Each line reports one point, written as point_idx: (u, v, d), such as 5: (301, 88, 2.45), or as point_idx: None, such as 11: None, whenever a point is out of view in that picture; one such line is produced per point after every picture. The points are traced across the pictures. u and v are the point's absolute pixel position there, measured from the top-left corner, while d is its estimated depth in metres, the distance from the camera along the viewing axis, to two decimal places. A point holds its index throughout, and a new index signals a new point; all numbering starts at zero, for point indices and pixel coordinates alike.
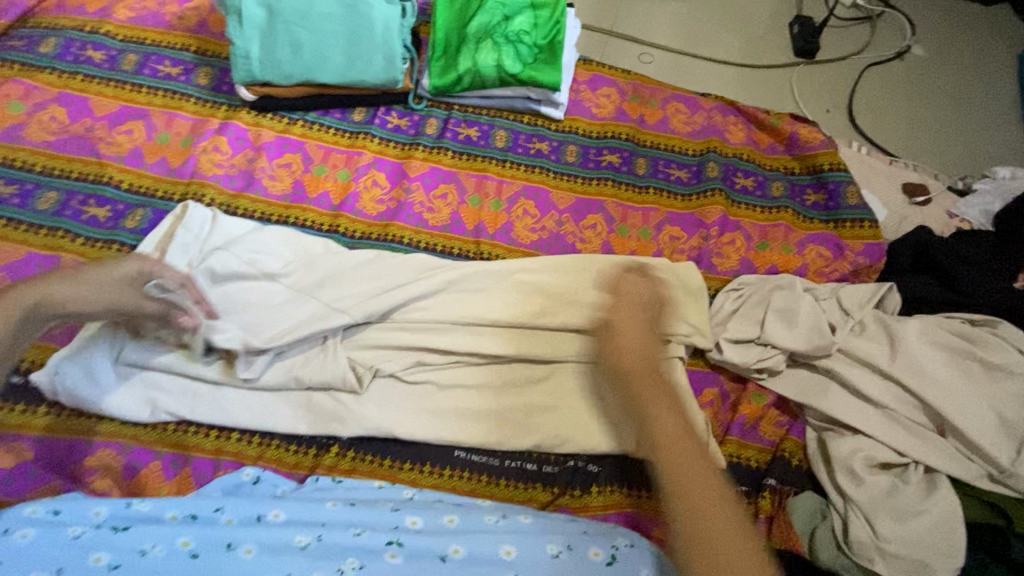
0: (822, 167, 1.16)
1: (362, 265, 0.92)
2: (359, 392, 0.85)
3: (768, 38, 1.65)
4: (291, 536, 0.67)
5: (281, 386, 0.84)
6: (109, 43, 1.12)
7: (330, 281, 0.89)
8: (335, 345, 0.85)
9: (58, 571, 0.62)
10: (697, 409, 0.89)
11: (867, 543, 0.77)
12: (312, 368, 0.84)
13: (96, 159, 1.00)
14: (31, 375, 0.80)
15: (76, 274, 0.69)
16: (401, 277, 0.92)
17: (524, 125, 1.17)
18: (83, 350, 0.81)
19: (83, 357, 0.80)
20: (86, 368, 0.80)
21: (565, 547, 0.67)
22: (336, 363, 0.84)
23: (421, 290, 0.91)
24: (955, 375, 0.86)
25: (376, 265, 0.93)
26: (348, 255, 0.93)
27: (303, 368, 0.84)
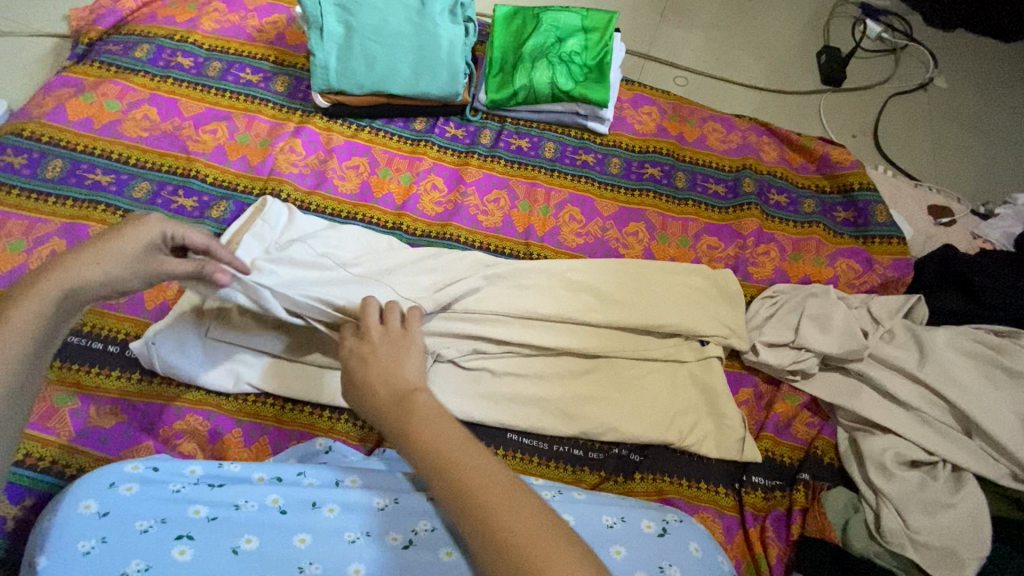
0: (852, 186, 1.23)
1: (424, 259, 1.00)
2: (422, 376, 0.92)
3: (797, 66, 1.74)
4: (369, 498, 0.72)
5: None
6: (196, 51, 1.23)
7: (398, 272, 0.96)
8: None
9: (163, 521, 0.67)
10: (733, 409, 0.95)
11: (899, 531, 0.82)
12: None
13: (185, 154, 1.10)
14: (130, 344, 0.88)
15: (97, 252, 0.63)
16: (461, 271, 1.00)
17: (571, 138, 1.25)
18: (177, 323, 0.88)
19: (178, 330, 0.88)
20: (180, 340, 0.87)
21: (619, 518, 0.72)
22: None
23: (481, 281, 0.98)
24: (981, 380, 0.92)
25: (438, 260, 1.00)
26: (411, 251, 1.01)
27: None
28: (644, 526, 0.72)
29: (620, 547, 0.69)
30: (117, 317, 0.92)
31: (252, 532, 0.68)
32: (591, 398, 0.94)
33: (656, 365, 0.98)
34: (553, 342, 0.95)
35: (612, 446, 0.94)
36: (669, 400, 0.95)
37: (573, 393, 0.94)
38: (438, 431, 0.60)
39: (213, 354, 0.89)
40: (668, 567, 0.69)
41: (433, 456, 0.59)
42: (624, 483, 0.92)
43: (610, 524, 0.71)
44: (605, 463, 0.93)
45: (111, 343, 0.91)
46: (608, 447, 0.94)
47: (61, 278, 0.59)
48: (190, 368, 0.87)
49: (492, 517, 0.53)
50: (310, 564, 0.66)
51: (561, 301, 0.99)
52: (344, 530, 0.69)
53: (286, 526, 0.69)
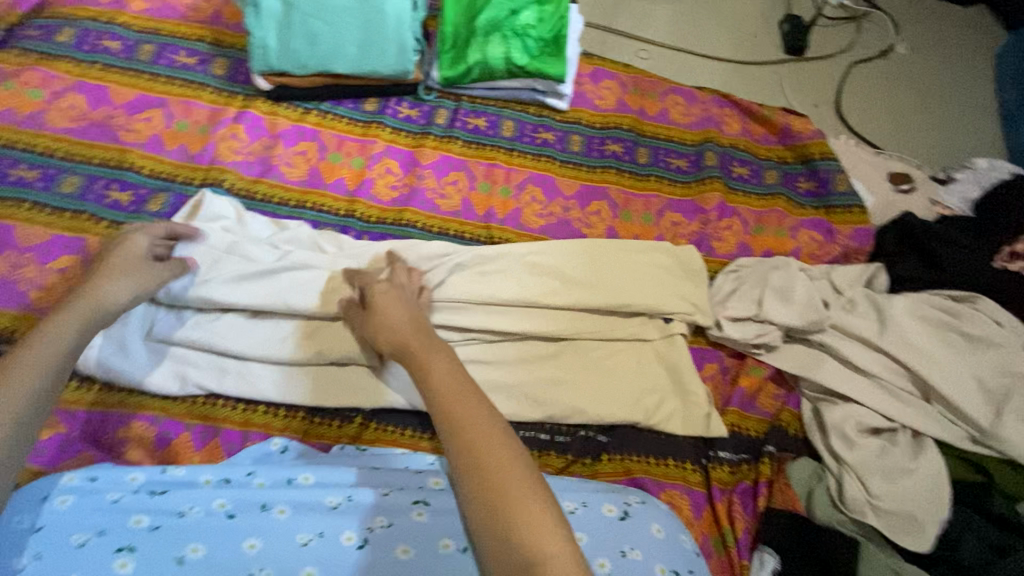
0: (813, 156, 1.22)
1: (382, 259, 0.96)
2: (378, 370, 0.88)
3: (760, 36, 1.72)
4: (322, 497, 0.70)
5: (305, 361, 0.87)
6: (125, 34, 1.15)
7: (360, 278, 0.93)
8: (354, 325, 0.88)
9: (101, 533, 0.62)
10: (696, 383, 0.94)
11: (861, 499, 0.83)
12: (333, 343, 0.87)
13: (117, 145, 1.03)
14: None
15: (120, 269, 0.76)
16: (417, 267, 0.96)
17: (530, 116, 1.21)
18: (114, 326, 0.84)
19: (116, 332, 0.84)
20: (119, 342, 0.83)
21: (581, 503, 0.72)
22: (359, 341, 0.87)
23: (442, 276, 0.94)
24: (939, 346, 0.92)
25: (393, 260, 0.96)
26: (366, 249, 0.96)
27: (326, 343, 0.87)
28: (605, 510, 0.72)
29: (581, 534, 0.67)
30: None
31: (199, 540, 0.63)
32: (555, 382, 0.92)
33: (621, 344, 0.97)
34: (515, 328, 0.93)
35: (578, 429, 0.93)
36: (634, 378, 0.94)
37: (537, 378, 0.92)
38: (443, 365, 0.61)
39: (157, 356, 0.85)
40: (630, 551, 0.67)
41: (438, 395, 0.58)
42: (592, 465, 0.90)
43: (571, 510, 0.71)
44: (571, 445, 0.92)
45: None
46: (574, 429, 0.93)
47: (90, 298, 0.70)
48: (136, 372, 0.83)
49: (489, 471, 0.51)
50: (260, 570, 0.61)
51: (522, 285, 0.96)
52: (295, 532, 0.65)
53: (234, 530, 0.64)
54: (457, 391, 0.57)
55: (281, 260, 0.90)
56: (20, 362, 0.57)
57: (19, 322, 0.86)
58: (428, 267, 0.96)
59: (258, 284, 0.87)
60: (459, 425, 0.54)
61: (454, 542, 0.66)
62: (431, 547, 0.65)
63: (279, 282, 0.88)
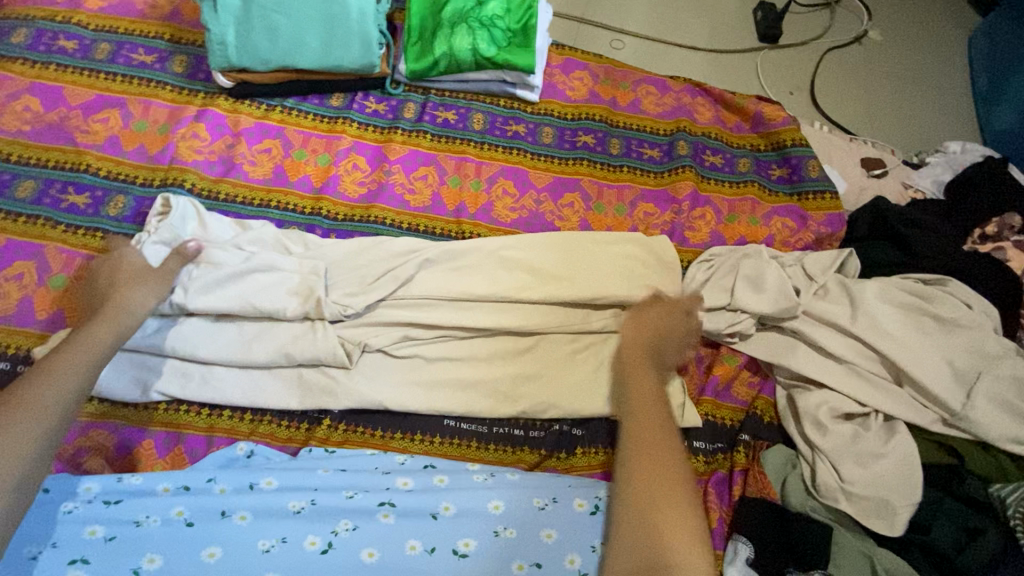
0: (785, 143, 1.21)
1: (351, 255, 0.94)
2: (349, 367, 0.87)
3: (734, 24, 1.71)
4: (284, 501, 0.69)
5: (272, 364, 0.85)
6: (81, 33, 1.11)
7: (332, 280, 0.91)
8: (325, 325, 0.86)
9: (53, 547, 0.63)
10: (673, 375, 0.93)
11: (833, 485, 0.83)
12: (302, 345, 0.85)
13: (73, 147, 1.01)
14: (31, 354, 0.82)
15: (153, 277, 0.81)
16: (386, 262, 0.94)
17: (500, 108, 1.19)
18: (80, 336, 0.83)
19: None
20: None
21: (552, 499, 0.73)
22: (327, 339, 0.85)
23: (412, 270, 0.92)
24: (910, 330, 0.92)
25: (362, 257, 0.94)
26: (337, 248, 0.95)
27: (294, 345, 0.85)
28: (577, 505, 0.72)
29: (550, 530, 0.70)
30: (6, 331, 0.85)
31: (156, 551, 0.64)
32: (529, 377, 0.90)
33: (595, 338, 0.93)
34: (489, 323, 0.91)
35: (552, 423, 0.91)
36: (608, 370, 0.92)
37: (512, 373, 0.90)
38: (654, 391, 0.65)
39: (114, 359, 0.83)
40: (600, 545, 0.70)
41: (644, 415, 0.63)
42: (567, 460, 0.89)
43: (541, 506, 0.72)
44: (544, 440, 0.90)
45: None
46: (548, 424, 0.91)
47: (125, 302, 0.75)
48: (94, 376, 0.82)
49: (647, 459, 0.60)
50: None
51: (492, 280, 0.95)
52: (256, 538, 0.65)
53: (192, 540, 0.65)
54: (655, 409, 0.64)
55: (246, 262, 0.87)
56: (49, 379, 0.62)
57: None
58: (397, 261, 0.94)
59: (223, 288, 0.85)
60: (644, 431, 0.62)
61: (421, 544, 0.67)
62: (395, 549, 0.67)
63: (245, 284, 0.85)
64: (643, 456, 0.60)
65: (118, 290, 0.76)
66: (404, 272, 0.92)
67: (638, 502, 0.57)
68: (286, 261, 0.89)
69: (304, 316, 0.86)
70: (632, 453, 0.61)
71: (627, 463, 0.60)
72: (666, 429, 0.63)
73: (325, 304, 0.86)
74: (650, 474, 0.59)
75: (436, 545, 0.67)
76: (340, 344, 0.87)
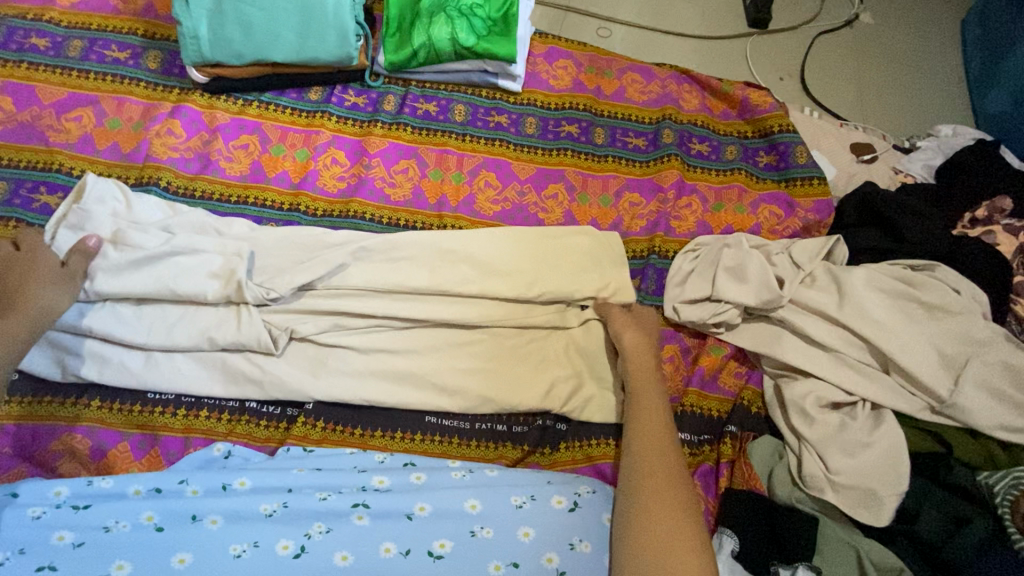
0: (772, 129, 1.19)
1: (291, 242, 0.93)
2: (276, 353, 0.85)
3: (724, 9, 1.69)
4: (256, 505, 0.69)
5: (195, 348, 0.84)
6: (53, 30, 1.09)
7: (267, 269, 0.90)
8: (250, 309, 0.85)
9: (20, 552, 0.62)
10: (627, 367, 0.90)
11: (818, 476, 0.82)
12: (226, 329, 0.84)
13: (45, 146, 0.99)
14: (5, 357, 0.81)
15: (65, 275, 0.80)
16: (320, 251, 0.92)
17: (482, 99, 1.17)
18: (55, 342, 0.83)
19: (52, 347, 0.83)
20: (58, 360, 0.82)
21: (529, 497, 0.73)
22: (252, 324, 0.84)
23: (345, 260, 0.90)
24: (898, 317, 0.90)
25: (304, 248, 0.93)
26: (271, 233, 0.93)
27: (218, 329, 0.84)
28: (555, 502, 0.72)
29: (528, 529, 0.69)
30: None
31: (124, 557, 0.63)
32: (511, 372, 0.89)
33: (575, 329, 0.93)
34: (468, 318, 0.90)
35: (535, 417, 0.89)
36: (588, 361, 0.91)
37: (493, 368, 0.89)
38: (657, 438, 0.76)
39: (89, 357, 0.82)
40: (579, 542, 0.69)
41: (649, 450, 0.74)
42: (551, 455, 0.88)
43: (519, 505, 0.72)
44: (528, 435, 0.89)
45: None
46: (532, 418, 0.90)
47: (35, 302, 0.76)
48: (67, 370, 0.82)
49: (654, 492, 0.70)
50: None
51: (473, 274, 0.93)
52: (227, 543, 0.65)
53: (163, 546, 0.64)
54: (661, 450, 0.74)
55: (166, 244, 0.85)
56: None
57: None
58: (331, 250, 0.92)
59: (144, 271, 0.84)
60: (653, 468, 0.72)
61: (396, 546, 0.66)
62: (369, 551, 0.66)
63: (165, 267, 0.84)
64: (657, 487, 0.70)
65: (24, 285, 0.77)
66: (335, 261, 0.89)
67: (650, 528, 0.66)
68: (207, 243, 0.87)
69: (226, 300, 0.85)
70: (646, 483, 0.70)
71: (640, 491, 0.70)
72: (674, 460, 0.73)
73: (246, 288, 0.84)
74: (659, 507, 0.68)
75: (412, 547, 0.66)
76: (266, 330, 0.85)
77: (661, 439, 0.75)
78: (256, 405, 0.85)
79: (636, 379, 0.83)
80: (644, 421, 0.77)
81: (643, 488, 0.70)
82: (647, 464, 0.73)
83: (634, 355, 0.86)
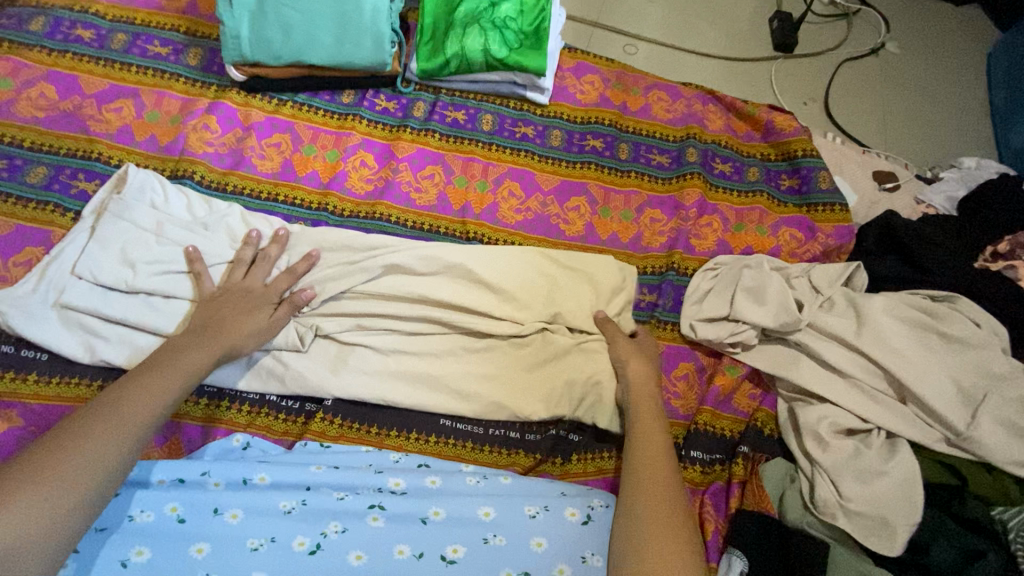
0: (796, 153, 1.20)
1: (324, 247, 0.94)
2: (302, 350, 0.87)
3: (750, 32, 1.70)
4: (275, 501, 0.71)
5: None
6: (98, 23, 1.13)
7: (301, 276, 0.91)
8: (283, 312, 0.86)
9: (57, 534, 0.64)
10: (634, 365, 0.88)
11: (832, 500, 0.81)
12: None
13: (86, 135, 1.02)
14: (31, 334, 0.82)
15: (242, 309, 0.83)
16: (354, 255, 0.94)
17: (510, 110, 1.19)
18: (87, 324, 0.85)
19: (85, 331, 0.85)
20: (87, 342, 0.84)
21: (543, 507, 0.74)
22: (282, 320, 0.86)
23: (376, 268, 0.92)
24: (917, 347, 0.90)
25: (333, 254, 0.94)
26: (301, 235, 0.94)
27: None
28: (568, 514, 0.74)
29: (540, 539, 0.71)
30: None
31: (143, 543, 0.65)
32: (527, 381, 0.89)
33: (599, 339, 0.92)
34: (487, 325, 0.91)
35: (548, 427, 0.90)
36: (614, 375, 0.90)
37: (510, 378, 0.89)
38: (650, 431, 0.79)
39: (117, 342, 0.84)
40: (591, 556, 0.70)
41: (641, 444, 0.77)
42: (563, 465, 0.89)
43: (532, 515, 0.73)
44: (541, 444, 0.90)
45: None
46: (545, 427, 0.91)
47: (226, 337, 0.79)
48: (95, 351, 0.83)
49: (641, 479, 0.73)
50: None
51: (494, 279, 0.93)
52: (245, 536, 0.67)
53: (182, 535, 0.66)
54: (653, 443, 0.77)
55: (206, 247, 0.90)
56: (139, 391, 0.68)
57: None
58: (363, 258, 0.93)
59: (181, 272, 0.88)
60: (641, 457, 0.76)
61: (409, 548, 0.68)
62: (382, 552, 0.67)
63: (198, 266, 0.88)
64: (648, 481, 0.72)
65: (228, 323, 0.81)
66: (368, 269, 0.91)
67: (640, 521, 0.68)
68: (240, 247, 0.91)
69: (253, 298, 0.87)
70: (636, 477, 0.73)
71: (632, 484, 0.73)
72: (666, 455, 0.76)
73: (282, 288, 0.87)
74: (648, 493, 0.71)
75: (425, 550, 0.68)
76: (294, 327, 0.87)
77: (655, 434, 0.79)
78: (276, 398, 0.87)
79: (636, 398, 0.84)
80: (642, 422, 0.80)
81: (634, 475, 0.74)
82: (641, 460, 0.75)
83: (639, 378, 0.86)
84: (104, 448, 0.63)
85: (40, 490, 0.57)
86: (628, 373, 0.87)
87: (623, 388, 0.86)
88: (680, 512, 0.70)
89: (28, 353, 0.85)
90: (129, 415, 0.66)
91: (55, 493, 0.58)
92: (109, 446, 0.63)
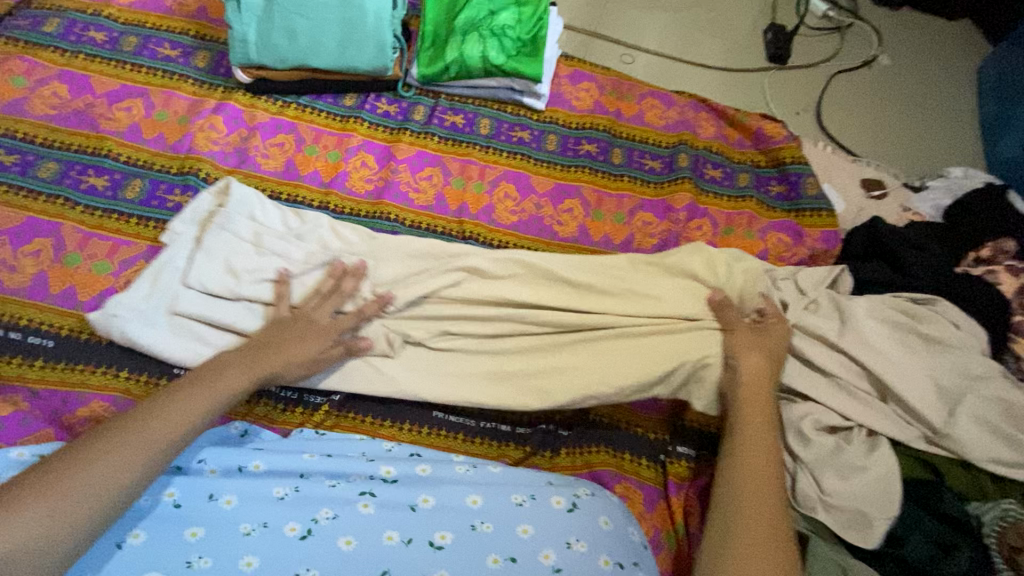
0: (785, 160, 1.23)
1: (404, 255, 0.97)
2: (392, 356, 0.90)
3: (744, 44, 1.74)
4: (270, 488, 0.73)
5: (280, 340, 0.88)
6: (111, 25, 1.17)
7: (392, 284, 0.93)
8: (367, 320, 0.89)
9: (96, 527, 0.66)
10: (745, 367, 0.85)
11: (812, 496, 0.84)
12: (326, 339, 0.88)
13: (96, 133, 1.06)
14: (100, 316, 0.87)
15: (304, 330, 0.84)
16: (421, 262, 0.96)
17: (507, 114, 1.23)
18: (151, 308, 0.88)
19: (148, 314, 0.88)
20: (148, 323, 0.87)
21: (530, 496, 0.76)
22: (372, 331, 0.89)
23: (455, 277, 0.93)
24: (898, 348, 0.92)
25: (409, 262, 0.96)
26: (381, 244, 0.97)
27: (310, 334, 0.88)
28: (554, 502, 0.76)
29: (527, 526, 0.73)
30: (19, 303, 0.90)
31: (141, 527, 0.67)
32: None
33: (710, 329, 0.90)
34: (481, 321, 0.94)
35: (539, 421, 0.93)
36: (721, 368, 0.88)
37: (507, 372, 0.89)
38: (750, 455, 0.77)
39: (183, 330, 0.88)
40: (577, 542, 0.71)
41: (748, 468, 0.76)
42: (552, 458, 0.91)
43: (520, 503, 0.75)
44: (531, 437, 0.92)
45: (10, 330, 0.88)
46: (535, 421, 0.94)
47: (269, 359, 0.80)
48: (203, 356, 0.86)
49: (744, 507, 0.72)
50: (199, 558, 0.65)
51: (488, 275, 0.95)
52: (239, 522, 0.69)
53: (177, 520, 0.68)
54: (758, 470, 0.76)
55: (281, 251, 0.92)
56: (174, 406, 0.69)
57: (2, 304, 0.89)
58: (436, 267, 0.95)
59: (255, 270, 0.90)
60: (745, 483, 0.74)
61: (399, 534, 0.70)
62: (372, 538, 0.69)
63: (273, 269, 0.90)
64: (755, 511, 0.71)
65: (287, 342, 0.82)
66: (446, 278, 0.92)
67: (742, 552, 0.68)
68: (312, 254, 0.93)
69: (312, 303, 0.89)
70: (739, 504, 0.72)
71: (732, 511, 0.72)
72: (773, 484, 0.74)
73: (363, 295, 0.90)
74: (755, 527, 0.70)
75: (414, 536, 0.70)
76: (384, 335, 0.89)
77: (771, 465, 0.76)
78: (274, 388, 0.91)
79: (746, 401, 0.82)
80: (746, 448, 0.78)
81: (739, 502, 0.73)
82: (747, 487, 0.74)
83: (753, 373, 0.85)
84: (130, 461, 0.64)
85: (59, 495, 0.59)
86: (736, 368, 0.85)
87: (732, 378, 0.85)
88: (777, 518, 0.71)
89: (35, 339, 0.88)
90: (154, 435, 0.66)
91: (73, 499, 0.59)
92: (135, 458, 0.64)
